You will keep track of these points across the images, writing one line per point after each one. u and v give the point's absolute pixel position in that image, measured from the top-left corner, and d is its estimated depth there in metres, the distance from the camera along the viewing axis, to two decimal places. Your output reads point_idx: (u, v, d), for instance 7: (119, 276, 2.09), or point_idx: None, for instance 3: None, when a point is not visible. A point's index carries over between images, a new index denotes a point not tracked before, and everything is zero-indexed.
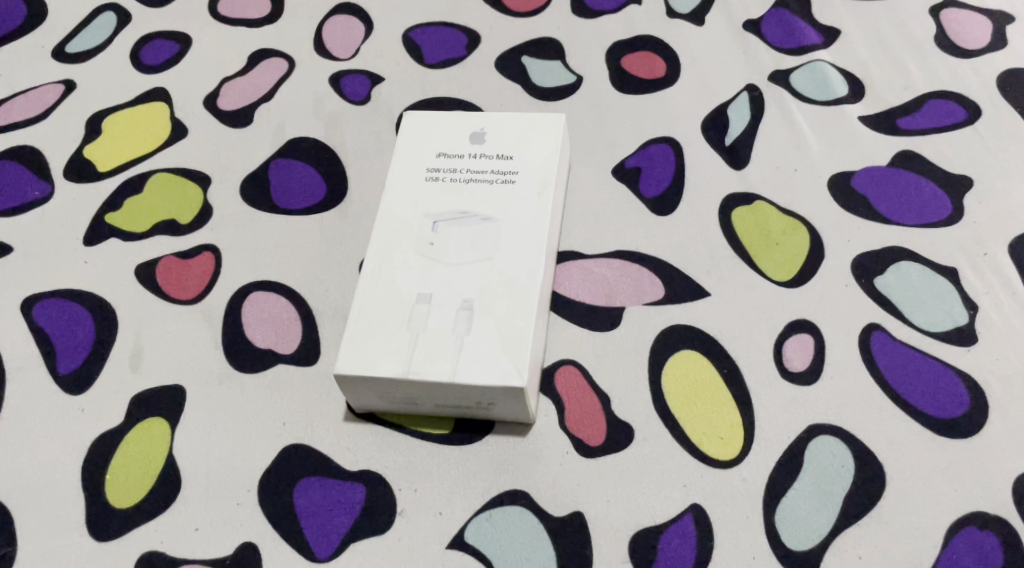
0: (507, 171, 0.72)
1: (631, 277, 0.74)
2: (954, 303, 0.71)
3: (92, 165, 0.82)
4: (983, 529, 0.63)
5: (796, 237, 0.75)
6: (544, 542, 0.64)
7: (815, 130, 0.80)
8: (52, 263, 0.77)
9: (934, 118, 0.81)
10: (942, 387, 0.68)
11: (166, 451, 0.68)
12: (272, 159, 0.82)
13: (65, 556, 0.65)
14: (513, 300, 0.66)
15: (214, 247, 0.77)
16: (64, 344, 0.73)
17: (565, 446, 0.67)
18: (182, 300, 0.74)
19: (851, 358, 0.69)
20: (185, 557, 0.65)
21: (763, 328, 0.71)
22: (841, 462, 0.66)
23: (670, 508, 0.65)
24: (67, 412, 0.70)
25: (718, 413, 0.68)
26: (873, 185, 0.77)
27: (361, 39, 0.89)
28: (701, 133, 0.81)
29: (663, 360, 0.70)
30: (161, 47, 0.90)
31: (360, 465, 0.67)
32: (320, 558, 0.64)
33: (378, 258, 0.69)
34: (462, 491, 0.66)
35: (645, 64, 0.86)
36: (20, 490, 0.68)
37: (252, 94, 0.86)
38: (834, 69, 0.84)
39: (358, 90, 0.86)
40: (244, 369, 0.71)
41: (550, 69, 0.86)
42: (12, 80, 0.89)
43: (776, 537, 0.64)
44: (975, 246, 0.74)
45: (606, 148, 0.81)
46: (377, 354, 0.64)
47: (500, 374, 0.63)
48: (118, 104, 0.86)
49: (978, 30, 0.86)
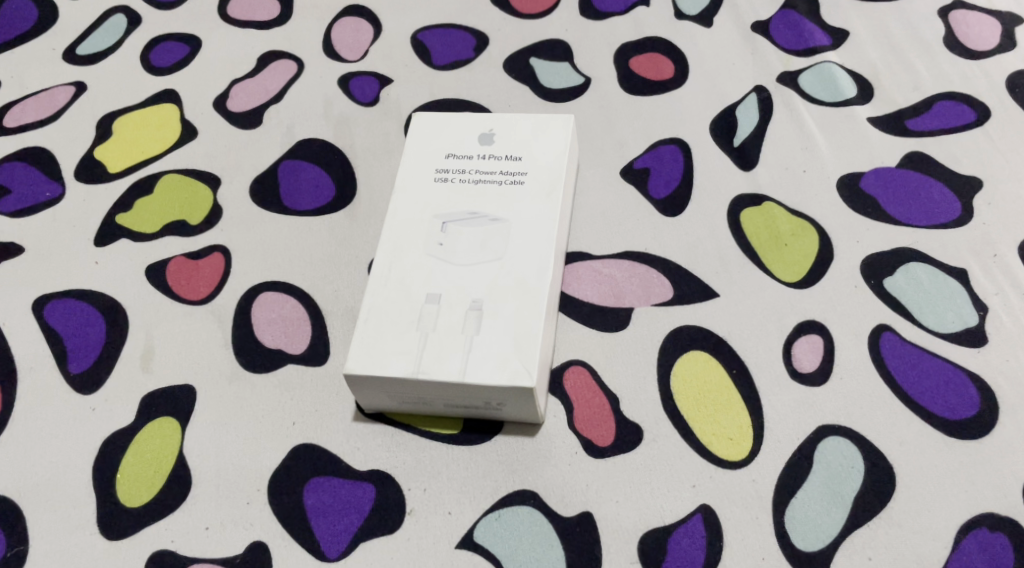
0: (516, 171, 0.72)
1: (640, 278, 0.74)
2: (964, 305, 0.71)
3: (103, 165, 0.83)
4: (994, 531, 0.63)
5: (806, 238, 0.75)
6: (553, 542, 0.64)
7: (823, 131, 0.80)
8: (63, 263, 0.77)
9: (943, 119, 0.81)
10: (952, 388, 0.68)
11: (177, 451, 0.69)
12: (282, 161, 0.82)
13: (76, 555, 0.65)
14: (521, 300, 0.66)
15: (224, 247, 0.77)
16: (75, 344, 0.73)
17: (575, 446, 0.67)
18: (192, 300, 0.75)
19: (861, 359, 0.69)
20: (195, 556, 0.65)
21: (772, 329, 0.71)
22: (851, 463, 0.66)
23: (680, 509, 0.65)
24: (78, 412, 0.71)
25: (728, 414, 0.68)
26: (882, 187, 0.77)
27: (370, 41, 0.90)
28: (711, 134, 0.81)
29: (672, 362, 0.70)
30: (171, 49, 0.90)
31: (370, 465, 0.67)
32: (329, 557, 0.64)
33: (388, 258, 0.69)
34: (471, 491, 0.66)
35: (653, 65, 0.86)
36: (32, 488, 0.68)
37: (261, 95, 0.86)
38: (842, 70, 0.84)
39: (367, 91, 0.86)
40: (254, 368, 0.72)
41: (559, 70, 0.87)
42: (24, 82, 0.89)
43: (786, 538, 0.64)
44: (985, 246, 0.74)
45: (615, 148, 0.81)
46: (387, 354, 0.65)
47: (509, 373, 0.63)
48: (129, 106, 0.87)
49: (987, 31, 0.86)
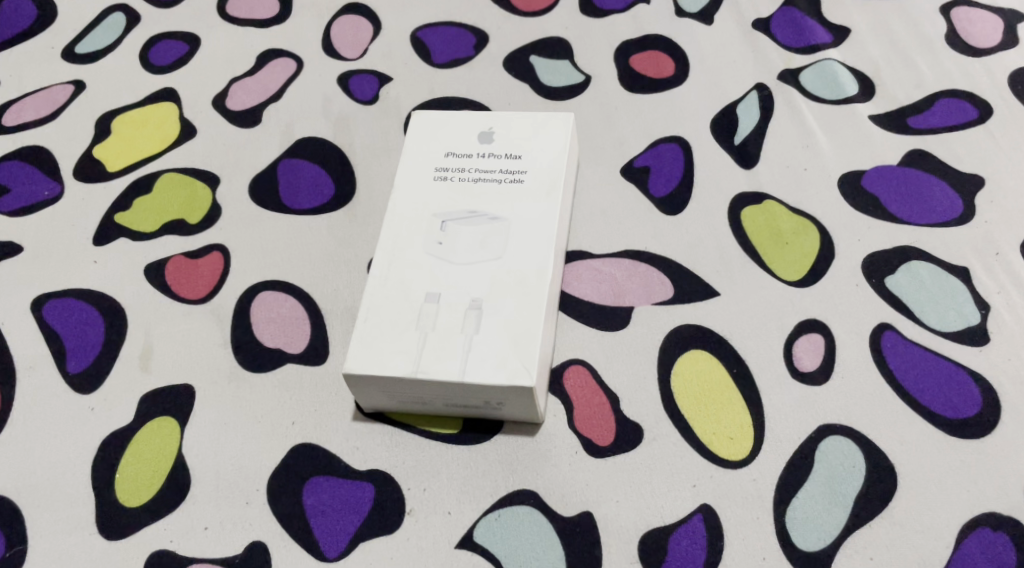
0: (516, 170, 0.72)
1: (640, 277, 0.74)
2: (966, 303, 0.71)
3: (102, 164, 0.82)
4: (996, 530, 0.63)
5: (807, 237, 0.74)
6: (554, 542, 0.64)
7: (825, 129, 0.80)
8: (62, 263, 0.77)
9: (945, 117, 0.80)
10: (954, 387, 0.68)
11: (176, 451, 0.68)
12: (281, 160, 0.82)
13: (75, 555, 0.65)
14: (521, 299, 0.66)
15: (224, 246, 0.77)
16: (74, 343, 0.73)
17: (575, 446, 0.67)
18: (192, 300, 0.75)
19: (863, 358, 0.69)
20: (194, 556, 0.65)
21: (774, 328, 0.70)
22: (852, 463, 0.65)
23: (680, 508, 0.65)
24: (77, 412, 0.70)
25: (729, 413, 0.67)
26: (884, 185, 0.77)
27: (370, 39, 0.89)
28: (711, 133, 0.81)
29: (673, 361, 0.70)
30: (170, 47, 0.90)
31: (369, 465, 0.67)
32: (328, 557, 0.64)
33: (387, 257, 0.69)
34: (470, 491, 0.66)
35: (654, 63, 0.86)
36: (31, 488, 0.68)
37: (261, 93, 0.86)
38: (844, 68, 0.84)
39: (367, 90, 0.86)
40: (253, 368, 0.71)
41: (559, 68, 0.86)
42: (23, 81, 0.89)
43: (787, 537, 0.63)
44: (987, 245, 0.73)
45: (615, 147, 0.81)
46: (386, 353, 0.64)
47: (509, 372, 0.63)
48: (128, 105, 0.86)
49: (989, 28, 0.86)
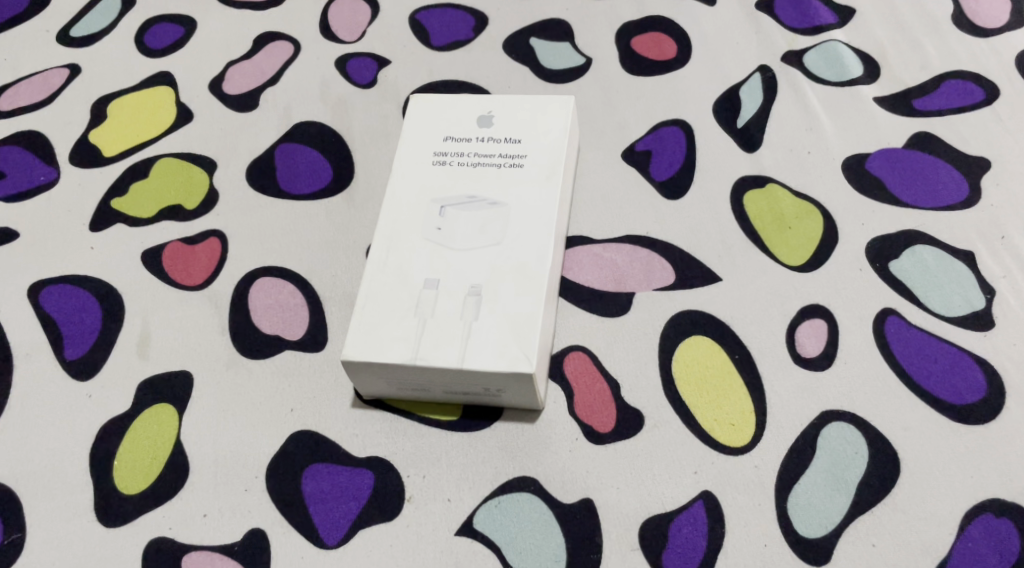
0: (516, 154, 0.71)
1: (640, 262, 0.73)
2: (971, 288, 0.70)
3: (98, 150, 0.82)
4: (999, 517, 0.62)
5: (809, 221, 0.74)
6: (553, 529, 0.64)
7: (829, 112, 0.79)
8: (58, 249, 0.76)
9: (951, 99, 0.79)
10: (958, 372, 0.67)
11: (174, 439, 0.68)
12: (278, 144, 0.81)
13: (74, 542, 0.65)
14: (521, 285, 0.65)
15: (221, 232, 0.76)
16: (71, 330, 0.73)
17: (575, 432, 0.66)
18: (189, 286, 0.74)
19: (866, 344, 0.68)
20: (193, 543, 0.65)
21: (775, 314, 0.70)
22: (854, 450, 0.65)
23: (681, 495, 0.64)
24: (75, 399, 0.70)
25: (730, 399, 0.67)
26: (889, 168, 0.76)
27: (367, 21, 0.88)
28: (713, 115, 0.80)
29: (675, 347, 0.69)
30: (166, 31, 0.89)
31: (368, 452, 0.67)
32: (328, 544, 0.64)
33: (385, 242, 0.68)
34: (470, 478, 0.65)
35: (656, 45, 0.84)
36: (29, 475, 0.68)
37: (258, 77, 0.85)
38: (848, 49, 0.83)
39: (365, 73, 0.85)
40: (251, 354, 0.71)
41: (559, 50, 0.85)
42: (18, 65, 0.88)
43: (789, 524, 0.63)
44: (993, 228, 0.72)
45: (616, 130, 0.80)
46: (385, 340, 0.64)
47: (509, 360, 0.62)
48: (125, 89, 0.86)
49: (996, 8, 0.84)
